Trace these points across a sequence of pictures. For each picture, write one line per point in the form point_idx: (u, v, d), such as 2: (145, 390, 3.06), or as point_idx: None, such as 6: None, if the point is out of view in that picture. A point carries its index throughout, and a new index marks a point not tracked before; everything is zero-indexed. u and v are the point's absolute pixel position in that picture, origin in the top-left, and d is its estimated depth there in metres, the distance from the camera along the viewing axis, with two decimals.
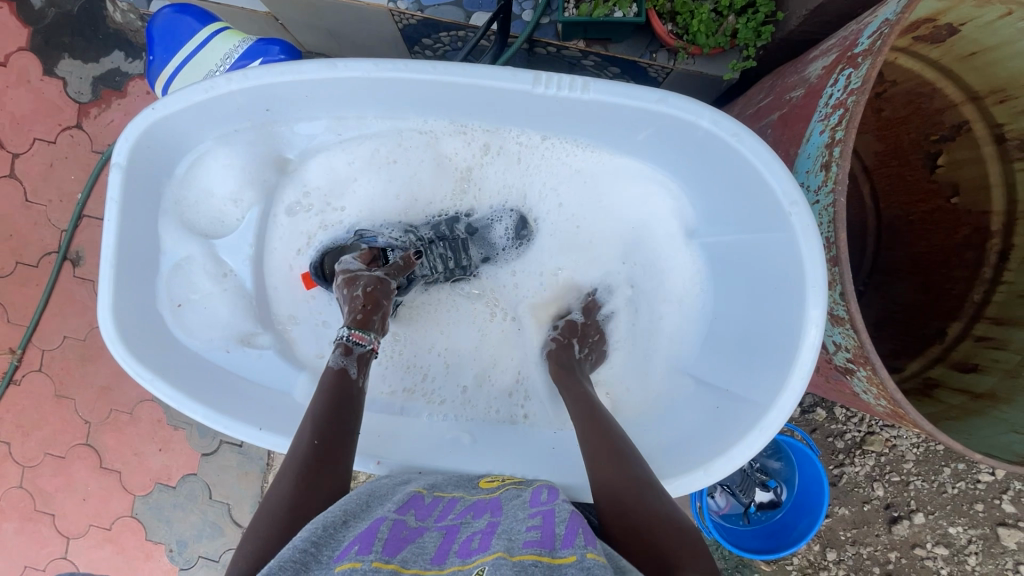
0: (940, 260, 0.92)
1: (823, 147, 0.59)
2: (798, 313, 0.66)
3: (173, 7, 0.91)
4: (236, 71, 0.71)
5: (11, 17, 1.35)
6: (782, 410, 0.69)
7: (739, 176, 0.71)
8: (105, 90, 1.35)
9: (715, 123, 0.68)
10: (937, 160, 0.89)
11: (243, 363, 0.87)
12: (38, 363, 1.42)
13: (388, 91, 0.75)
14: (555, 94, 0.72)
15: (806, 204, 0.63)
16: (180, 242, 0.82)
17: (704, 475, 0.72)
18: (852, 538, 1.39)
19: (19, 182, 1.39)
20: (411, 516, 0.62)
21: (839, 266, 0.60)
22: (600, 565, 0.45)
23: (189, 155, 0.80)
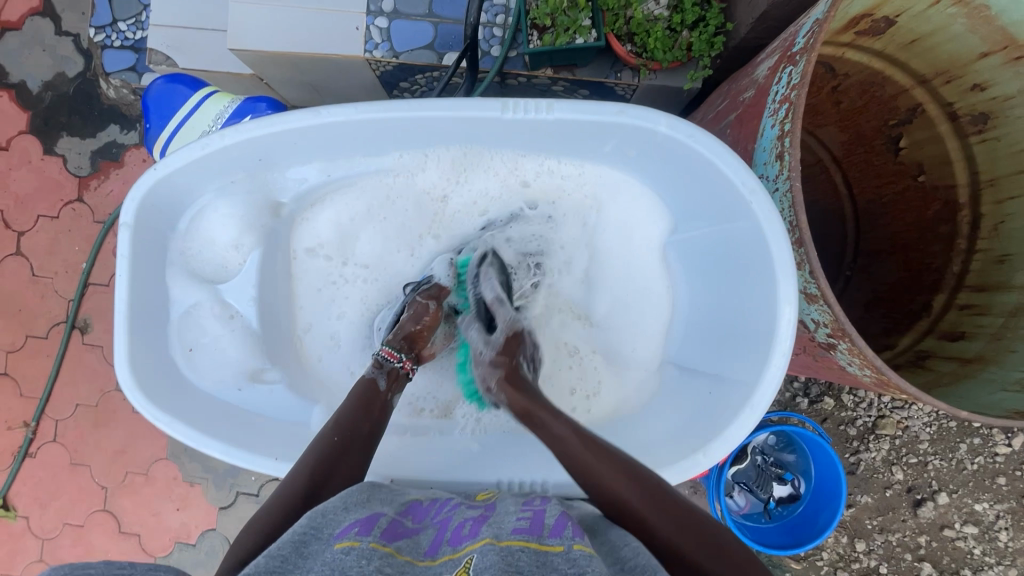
0: (916, 237, 0.95)
1: (775, 139, 0.62)
2: (770, 295, 0.70)
3: (165, 78, 0.97)
4: (226, 127, 0.77)
5: (11, 103, 1.43)
6: (768, 387, 0.71)
7: (702, 173, 0.75)
8: (103, 162, 1.42)
9: (672, 128, 0.72)
10: (899, 143, 0.94)
11: (256, 399, 0.89)
12: (52, 434, 1.44)
13: (367, 131, 0.80)
14: (522, 118, 0.76)
15: (764, 190, 0.66)
16: (187, 290, 0.85)
17: (702, 459, 0.74)
18: (879, 526, 1.37)
19: (26, 258, 1.43)
20: (409, 516, 0.64)
21: (803, 247, 0.63)
22: (586, 555, 0.49)
23: (191, 210, 0.84)
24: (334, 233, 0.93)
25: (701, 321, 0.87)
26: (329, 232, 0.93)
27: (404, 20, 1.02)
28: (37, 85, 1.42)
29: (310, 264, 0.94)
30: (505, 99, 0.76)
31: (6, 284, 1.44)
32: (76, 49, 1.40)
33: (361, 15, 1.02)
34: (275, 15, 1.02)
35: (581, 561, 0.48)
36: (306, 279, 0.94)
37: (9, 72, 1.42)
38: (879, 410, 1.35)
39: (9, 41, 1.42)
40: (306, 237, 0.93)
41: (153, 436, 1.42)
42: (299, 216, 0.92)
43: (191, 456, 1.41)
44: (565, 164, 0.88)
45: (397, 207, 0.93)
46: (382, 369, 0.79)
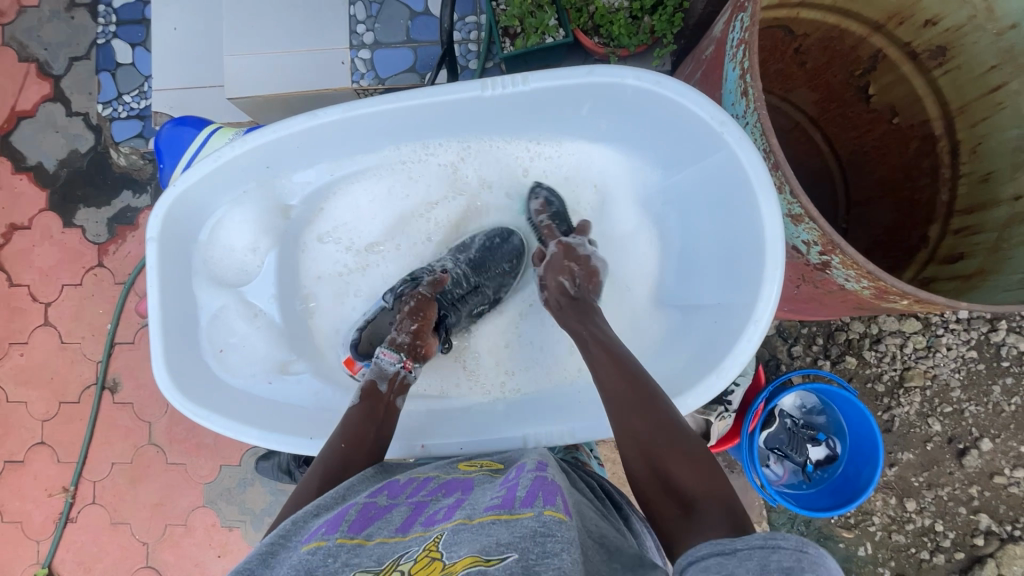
0: (903, 177, 0.98)
1: (738, 79, 0.66)
2: (755, 215, 0.73)
3: (173, 122, 1.03)
4: (237, 138, 0.83)
5: (30, 184, 1.52)
6: (768, 298, 0.72)
7: (675, 119, 0.80)
8: (119, 227, 1.49)
9: (639, 79, 0.77)
10: (868, 91, 0.98)
11: (286, 389, 0.93)
12: (91, 496, 1.46)
13: (361, 128, 0.86)
14: (500, 94, 0.82)
15: (735, 122, 0.71)
16: (212, 295, 0.90)
17: (719, 379, 0.76)
18: (926, 482, 1.34)
19: (54, 328, 1.50)
20: (383, 496, 0.63)
21: (780, 169, 0.65)
22: (557, 519, 0.49)
23: (210, 221, 0.89)
24: (341, 222, 0.99)
25: (694, 257, 0.90)
26: (337, 222, 0.98)
27: (386, 49, 1.10)
28: (53, 164, 1.51)
29: (322, 251, 0.99)
30: (483, 79, 0.82)
31: (37, 355, 1.50)
32: (87, 126, 1.50)
33: (345, 50, 1.10)
34: (267, 61, 1.10)
35: (550, 523, 0.48)
36: (311, 267, 0.99)
37: (26, 155, 1.52)
38: (904, 362, 1.34)
39: (25, 128, 1.52)
40: (316, 229, 0.98)
41: (189, 486, 1.44)
42: (308, 216, 0.97)
43: (228, 500, 1.42)
44: (547, 141, 0.94)
45: (405, 196, 0.98)
46: (381, 372, 0.81)
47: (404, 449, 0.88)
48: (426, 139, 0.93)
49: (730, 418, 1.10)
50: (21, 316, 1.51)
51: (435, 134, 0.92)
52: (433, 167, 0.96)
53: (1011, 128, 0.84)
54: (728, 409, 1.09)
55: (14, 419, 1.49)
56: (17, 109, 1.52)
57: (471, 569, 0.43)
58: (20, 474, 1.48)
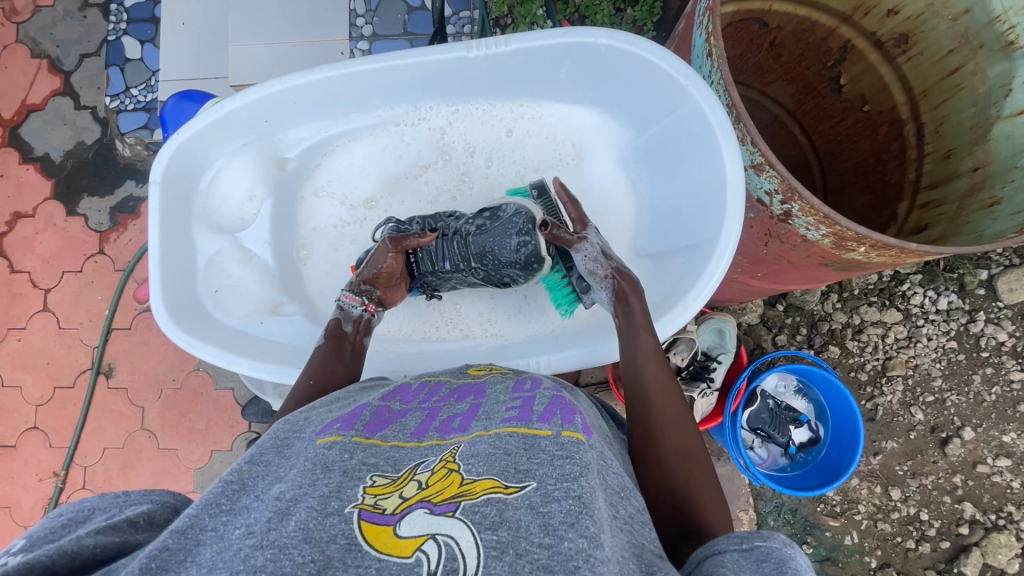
0: (875, 161, 1.03)
1: (705, 43, 0.71)
2: (717, 158, 0.78)
3: (178, 96, 1.06)
4: (238, 91, 0.88)
5: (36, 175, 1.56)
6: (730, 235, 0.77)
7: (646, 76, 0.85)
8: (121, 215, 1.53)
9: (612, 38, 0.83)
10: (840, 81, 1.04)
11: (277, 328, 0.97)
12: (82, 481, 1.46)
13: (354, 86, 0.91)
14: (484, 55, 0.87)
15: (696, 74, 0.77)
16: (209, 239, 0.96)
17: (683, 311, 0.81)
18: (911, 471, 1.35)
19: (53, 313, 1.52)
20: (396, 402, 0.65)
21: (741, 121, 0.68)
22: (574, 440, 0.51)
23: (209, 171, 0.95)
24: (337, 177, 1.02)
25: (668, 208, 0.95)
26: (334, 177, 1.02)
27: (383, 41, 1.16)
28: (59, 155, 1.56)
29: (318, 205, 1.03)
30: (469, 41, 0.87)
31: (35, 340, 1.52)
32: (94, 119, 1.55)
33: (344, 41, 1.15)
34: (270, 50, 1.16)
35: (568, 444, 0.50)
36: (306, 217, 1.03)
37: (34, 147, 1.57)
38: (886, 351, 1.37)
39: (34, 120, 1.57)
40: (313, 183, 1.02)
41: (180, 471, 1.44)
42: (303, 171, 1.01)
43: None
44: (530, 104, 0.98)
45: (398, 152, 1.02)
46: (346, 315, 0.85)
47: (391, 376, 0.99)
48: (415, 100, 0.98)
49: (712, 396, 1.11)
50: (21, 301, 1.53)
51: (426, 94, 0.97)
52: (424, 124, 1.01)
53: (969, 107, 0.89)
54: (711, 385, 1.11)
55: (9, 403, 1.51)
56: (27, 103, 1.58)
57: (491, 495, 0.45)
58: (11, 459, 1.49)
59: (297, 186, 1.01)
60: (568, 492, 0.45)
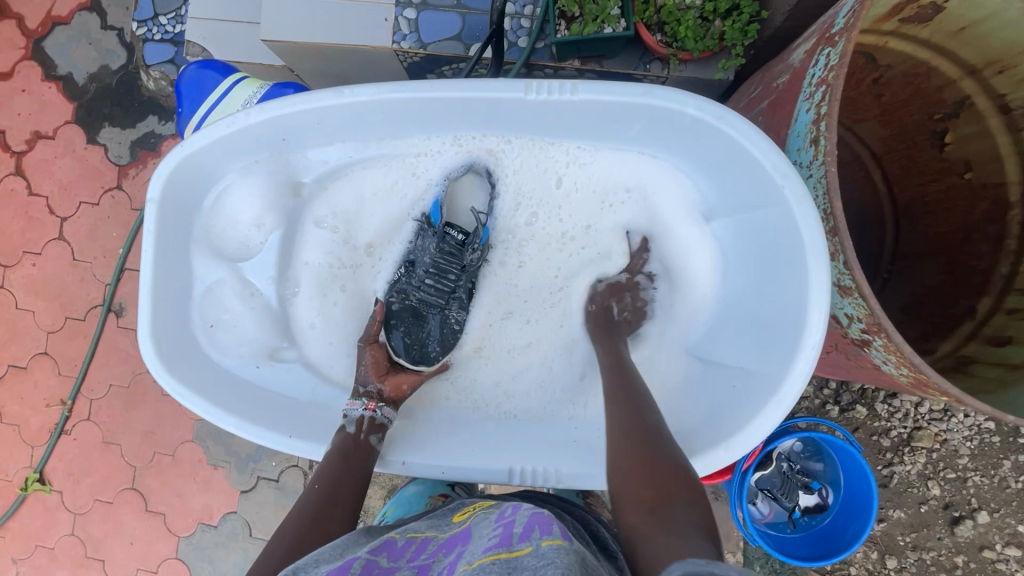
0: (962, 237, 0.91)
1: (811, 124, 0.62)
2: (801, 283, 0.69)
3: (196, 64, 0.98)
4: (254, 106, 0.78)
5: (58, 95, 1.49)
6: (798, 377, 0.70)
7: (734, 159, 0.75)
8: (141, 152, 1.46)
9: (699, 108, 0.72)
10: (944, 138, 0.91)
11: (272, 376, 0.90)
12: (87, 412, 1.49)
13: (383, 112, 0.81)
14: (545, 98, 0.76)
15: (798, 175, 0.66)
16: (209, 265, 0.88)
17: (726, 453, 0.74)
18: (912, 543, 1.31)
19: (68, 243, 1.50)
20: (384, 557, 0.62)
21: (839, 235, 0.62)
22: (556, 546, 0.50)
23: (215, 189, 0.86)
24: (353, 207, 0.95)
25: (732, 310, 0.85)
26: (348, 206, 0.94)
27: (432, 11, 1.03)
28: (82, 77, 1.48)
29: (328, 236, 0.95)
30: (528, 80, 0.76)
31: (48, 267, 1.50)
32: (121, 43, 1.46)
33: (390, 6, 1.03)
34: (307, 7, 1.04)
35: (549, 552, 0.49)
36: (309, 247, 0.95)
37: (57, 65, 1.49)
38: (915, 421, 1.29)
39: (58, 35, 1.48)
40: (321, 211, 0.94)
41: (181, 419, 1.46)
42: (319, 196, 0.93)
43: (216, 439, 1.44)
44: (602, 152, 0.89)
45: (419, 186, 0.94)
46: (349, 419, 0.82)
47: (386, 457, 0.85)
48: (463, 131, 0.89)
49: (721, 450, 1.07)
50: (37, 226, 1.51)
51: (465, 124, 0.87)
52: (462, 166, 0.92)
53: None
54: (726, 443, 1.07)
55: (21, 326, 1.52)
56: (53, 15, 1.48)
57: None
58: (21, 379, 1.52)
59: (316, 212, 0.94)
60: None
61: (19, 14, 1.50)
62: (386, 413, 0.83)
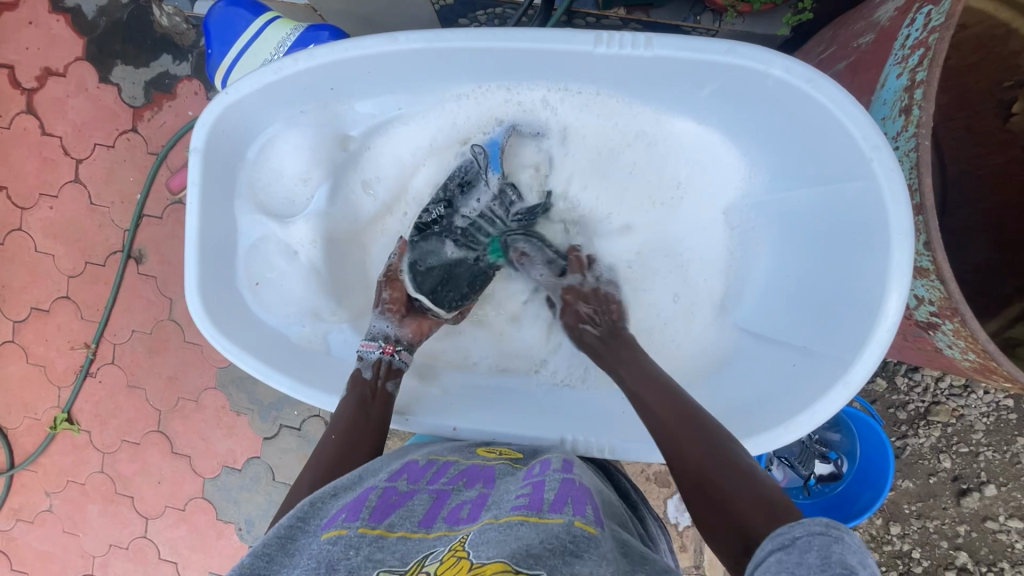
0: (1015, 215, 0.88)
1: (902, 91, 0.63)
2: (882, 262, 0.66)
3: (224, 1, 0.92)
4: (302, 50, 0.74)
5: (67, 28, 1.42)
6: (870, 361, 0.68)
7: (813, 126, 0.71)
8: (155, 93, 1.41)
9: (787, 70, 0.67)
10: (1011, 108, 0.86)
11: (320, 336, 0.89)
12: (111, 357, 1.51)
13: (441, 62, 0.76)
14: (614, 53, 0.71)
15: (887, 147, 0.63)
16: (254, 222, 0.85)
17: (787, 434, 0.71)
18: (917, 512, 1.34)
19: (84, 186, 1.47)
20: (403, 481, 0.64)
21: (924, 212, 0.63)
22: (587, 532, 0.49)
23: (260, 139, 0.84)
24: (401, 163, 0.92)
25: (792, 287, 0.82)
26: (397, 163, 0.92)
27: None
28: (92, 10, 1.40)
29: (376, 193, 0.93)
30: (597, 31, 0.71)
31: (66, 210, 1.48)
32: None
33: None
34: None
35: (582, 537, 0.48)
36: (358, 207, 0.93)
37: None
38: (934, 395, 1.30)
39: None
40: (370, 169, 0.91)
41: (204, 366, 1.48)
42: (365, 152, 0.89)
43: (239, 387, 1.47)
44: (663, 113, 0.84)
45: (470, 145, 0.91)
46: (366, 362, 0.82)
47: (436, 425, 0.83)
48: (514, 84, 0.83)
49: None
50: (52, 168, 1.47)
51: (523, 80, 0.81)
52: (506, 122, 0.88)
53: None
54: None
55: (42, 269, 1.51)
56: None
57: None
58: (44, 322, 1.53)
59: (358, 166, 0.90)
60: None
61: None
62: (403, 358, 0.83)
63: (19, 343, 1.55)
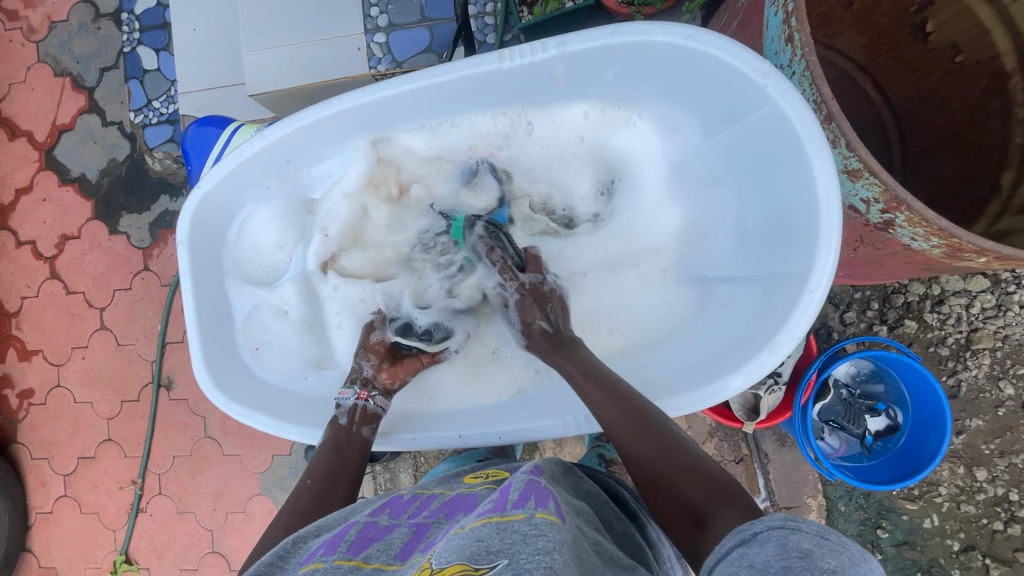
0: (968, 121, 0.90)
1: (782, 25, 0.67)
2: (806, 174, 0.70)
3: (197, 122, 1.05)
4: (254, 134, 0.83)
5: (76, 195, 1.58)
6: (826, 270, 0.70)
7: (716, 76, 0.76)
8: (160, 231, 1.54)
9: (668, 34, 0.73)
10: (926, 28, 0.91)
11: (324, 384, 0.94)
12: (158, 487, 1.55)
13: (375, 114, 0.84)
14: (520, 64, 0.78)
15: (778, 73, 0.68)
16: (245, 294, 0.93)
17: (772, 356, 0.72)
18: (999, 450, 1.24)
19: (110, 331, 1.57)
20: (385, 516, 0.65)
21: (834, 120, 0.66)
22: (548, 521, 0.52)
23: (236, 220, 0.91)
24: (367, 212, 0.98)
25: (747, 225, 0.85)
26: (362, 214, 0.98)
27: (401, 31, 1.07)
28: (95, 175, 1.57)
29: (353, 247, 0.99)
30: (499, 51, 0.78)
31: (97, 357, 1.58)
32: (122, 135, 1.55)
33: (360, 35, 1.07)
34: (285, 54, 1.10)
35: (540, 525, 0.51)
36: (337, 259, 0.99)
37: (70, 168, 1.58)
38: (971, 323, 1.23)
39: (66, 141, 1.58)
40: None
41: (245, 475, 1.49)
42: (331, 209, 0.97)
43: (282, 487, 1.47)
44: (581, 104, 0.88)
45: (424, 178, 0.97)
46: (342, 409, 0.85)
47: (440, 440, 0.85)
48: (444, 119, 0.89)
49: (779, 391, 1.05)
50: (80, 321, 1.59)
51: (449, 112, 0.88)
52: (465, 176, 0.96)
53: None
54: (777, 380, 1.05)
55: (83, 418, 1.59)
56: (58, 124, 1.58)
57: None
58: (92, 469, 1.58)
59: None
60: (540, 563, 0.46)
61: (27, 130, 1.60)
62: (378, 402, 0.86)
63: (71, 496, 1.60)
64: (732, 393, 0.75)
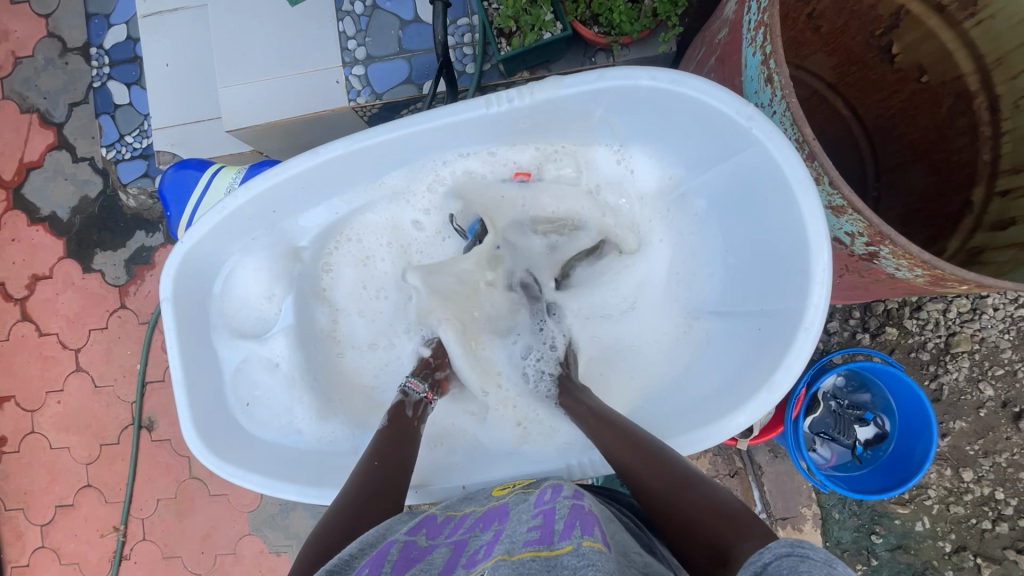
0: (935, 137, 0.94)
1: (760, 65, 0.69)
2: (793, 211, 0.72)
3: (174, 166, 1.03)
4: (239, 187, 0.82)
5: (47, 234, 1.53)
6: (819, 306, 0.72)
7: (701, 117, 0.77)
8: (137, 267, 1.50)
9: (654, 79, 0.74)
10: (892, 51, 0.94)
11: (318, 434, 0.92)
12: (142, 532, 1.49)
13: (366, 161, 0.84)
14: (507, 108, 0.79)
15: (759, 115, 0.70)
16: (232, 348, 0.90)
17: (772, 395, 0.75)
18: (982, 450, 1.27)
19: (87, 373, 1.52)
20: (423, 535, 0.66)
21: (817, 158, 0.68)
22: (595, 549, 0.51)
23: (222, 273, 0.89)
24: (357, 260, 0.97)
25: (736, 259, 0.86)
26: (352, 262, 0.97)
27: (379, 63, 1.07)
28: (66, 213, 1.52)
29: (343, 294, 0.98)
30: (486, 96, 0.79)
31: (74, 400, 1.52)
32: (94, 170, 1.51)
33: (338, 69, 1.07)
34: (262, 88, 1.08)
35: (589, 554, 0.50)
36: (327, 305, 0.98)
37: (40, 207, 1.54)
38: (948, 327, 1.26)
39: (35, 179, 1.53)
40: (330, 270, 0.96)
41: (234, 515, 1.45)
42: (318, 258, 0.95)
43: (272, 525, 1.43)
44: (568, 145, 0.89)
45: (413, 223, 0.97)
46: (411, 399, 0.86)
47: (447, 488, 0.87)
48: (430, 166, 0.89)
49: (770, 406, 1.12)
50: (54, 364, 1.53)
51: (434, 157, 0.88)
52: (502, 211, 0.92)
53: None
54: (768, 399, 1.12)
55: (60, 465, 1.53)
56: (25, 161, 1.54)
57: None
58: (71, 517, 1.52)
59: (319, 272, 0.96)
60: None
61: None
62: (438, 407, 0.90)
63: (50, 547, 1.53)
64: (732, 431, 0.77)
